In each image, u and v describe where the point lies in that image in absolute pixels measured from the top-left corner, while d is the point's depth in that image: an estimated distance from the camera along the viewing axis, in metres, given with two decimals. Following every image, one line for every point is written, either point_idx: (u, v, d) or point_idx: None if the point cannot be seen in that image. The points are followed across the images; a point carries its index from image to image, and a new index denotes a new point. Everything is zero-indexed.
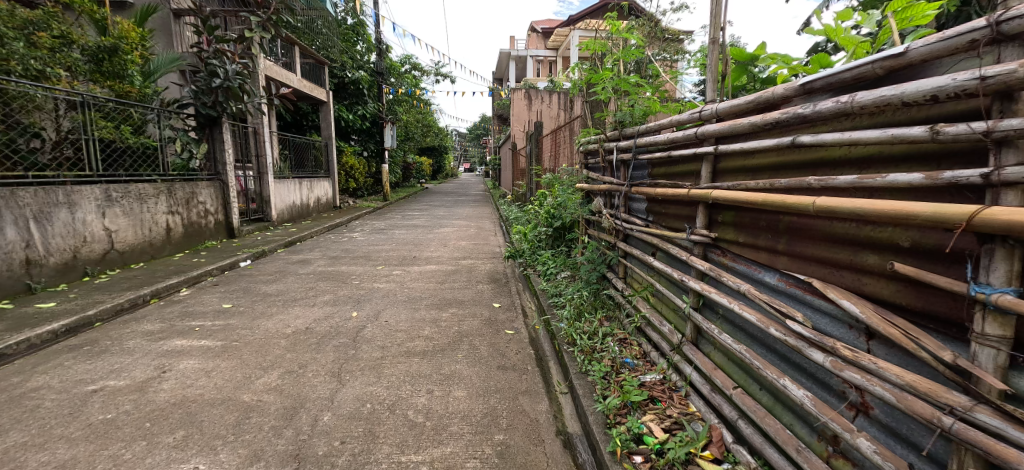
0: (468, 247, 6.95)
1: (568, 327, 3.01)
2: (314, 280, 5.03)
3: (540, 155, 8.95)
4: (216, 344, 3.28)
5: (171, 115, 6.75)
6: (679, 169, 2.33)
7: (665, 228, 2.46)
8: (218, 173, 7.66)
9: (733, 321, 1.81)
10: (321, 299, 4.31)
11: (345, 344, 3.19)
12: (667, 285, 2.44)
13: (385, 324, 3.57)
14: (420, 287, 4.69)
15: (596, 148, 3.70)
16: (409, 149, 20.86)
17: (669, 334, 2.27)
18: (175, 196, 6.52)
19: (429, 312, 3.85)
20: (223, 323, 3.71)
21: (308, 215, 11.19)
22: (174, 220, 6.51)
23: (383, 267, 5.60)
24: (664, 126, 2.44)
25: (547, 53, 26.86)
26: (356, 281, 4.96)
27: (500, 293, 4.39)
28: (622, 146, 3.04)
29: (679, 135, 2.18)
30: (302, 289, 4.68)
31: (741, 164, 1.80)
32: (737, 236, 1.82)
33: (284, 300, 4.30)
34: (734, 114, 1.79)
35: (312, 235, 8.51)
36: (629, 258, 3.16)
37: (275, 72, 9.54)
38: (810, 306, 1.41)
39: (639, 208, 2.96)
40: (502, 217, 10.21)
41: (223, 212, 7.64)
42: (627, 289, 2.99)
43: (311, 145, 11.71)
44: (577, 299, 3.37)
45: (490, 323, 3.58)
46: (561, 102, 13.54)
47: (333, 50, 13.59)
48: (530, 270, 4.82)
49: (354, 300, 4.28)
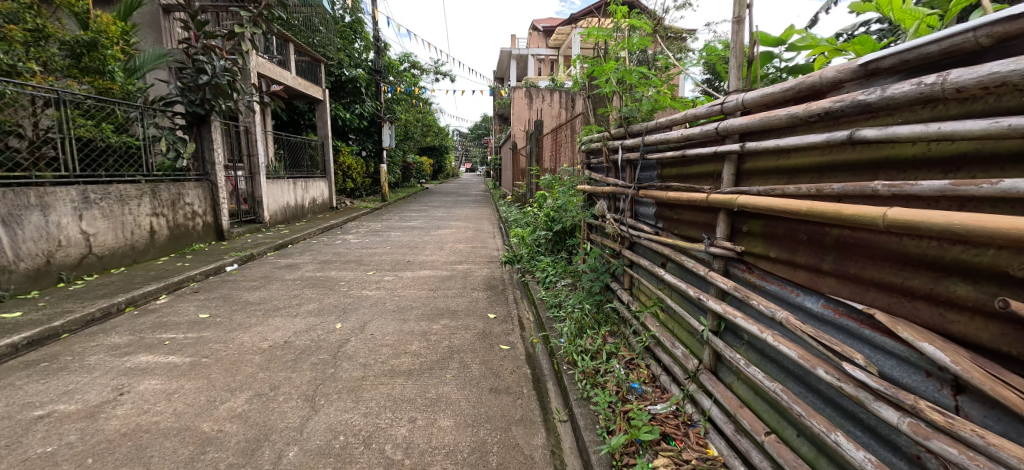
0: (464, 250, 6.66)
1: (569, 344, 2.73)
2: (300, 287, 4.75)
3: (540, 155, 8.66)
4: (184, 360, 3.00)
5: (157, 112, 6.47)
6: (693, 171, 2.05)
7: (679, 237, 2.18)
8: (207, 173, 7.40)
9: (762, 351, 1.54)
10: (305, 308, 4.03)
11: (324, 361, 2.91)
12: (679, 301, 2.17)
13: (369, 338, 3.28)
14: (411, 295, 4.41)
15: (599, 147, 3.43)
16: (409, 148, 20.59)
17: (683, 359, 1.99)
18: (159, 198, 6.26)
19: (418, 324, 3.56)
20: (195, 336, 3.44)
21: (302, 216, 10.92)
22: (159, 222, 6.25)
23: (374, 272, 5.32)
24: (676, 121, 2.16)
25: (548, 52, 26.63)
26: (344, 288, 4.68)
27: (496, 302, 4.11)
28: (629, 144, 2.76)
29: (695, 131, 1.90)
30: (286, 297, 4.40)
31: (772, 164, 1.52)
32: (766, 250, 1.54)
33: (265, 310, 4.02)
34: (765, 105, 1.52)
35: (305, 237, 8.23)
36: (635, 267, 2.88)
37: (268, 70, 9.28)
38: (870, 343, 1.14)
39: (647, 213, 2.67)
40: (502, 218, 9.93)
41: (211, 213, 7.38)
42: (634, 303, 2.71)
43: (306, 144, 11.44)
44: (578, 312, 3.09)
45: (483, 337, 3.30)
46: (563, 100, 13.27)
47: (330, 48, 13.31)
48: (529, 277, 4.54)
49: (339, 309, 4.00)
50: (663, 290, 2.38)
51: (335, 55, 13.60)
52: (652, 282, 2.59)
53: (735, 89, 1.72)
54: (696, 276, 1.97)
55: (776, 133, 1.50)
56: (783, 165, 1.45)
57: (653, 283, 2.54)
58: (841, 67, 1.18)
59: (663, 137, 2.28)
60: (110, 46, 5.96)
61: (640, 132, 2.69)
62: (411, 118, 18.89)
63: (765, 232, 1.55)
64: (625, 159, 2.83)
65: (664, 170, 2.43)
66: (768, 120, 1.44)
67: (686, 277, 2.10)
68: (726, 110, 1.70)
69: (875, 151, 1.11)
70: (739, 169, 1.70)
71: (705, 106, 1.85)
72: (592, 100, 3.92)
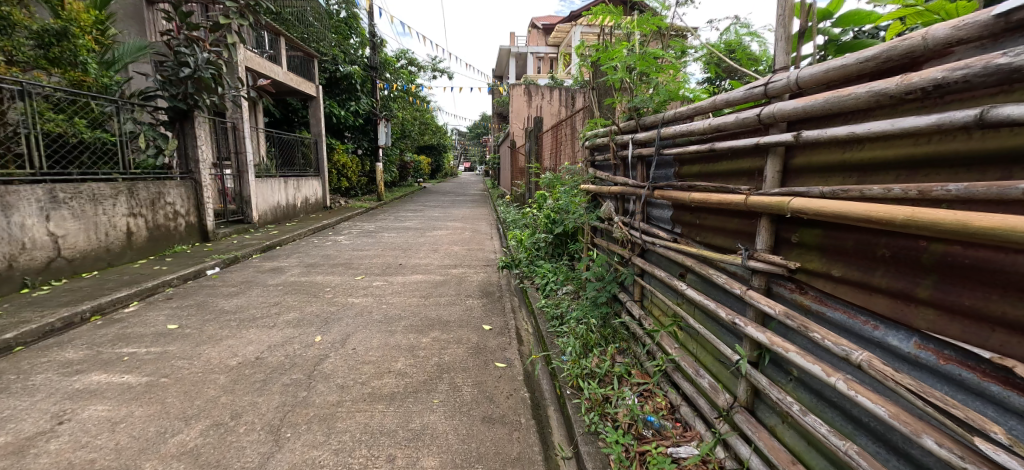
0: (460, 253, 6.34)
1: (573, 366, 2.41)
2: (281, 293, 4.42)
3: (540, 153, 8.33)
4: (140, 381, 2.68)
5: (135, 107, 6.12)
6: (721, 168, 1.74)
7: (703, 246, 1.85)
8: (191, 171, 7.07)
9: (819, 391, 1.25)
10: (284, 318, 3.70)
11: (296, 383, 2.58)
12: (702, 319, 1.87)
13: (350, 354, 2.95)
14: (401, 302, 4.08)
15: (606, 142, 3.11)
16: (406, 147, 20.24)
17: (711, 392, 1.68)
18: (137, 197, 5.92)
19: (406, 337, 3.23)
20: (159, 351, 3.11)
21: (294, 216, 10.57)
22: (137, 223, 5.92)
23: (363, 277, 4.99)
24: (699, 111, 1.85)
25: (548, 50, 26.34)
26: (330, 295, 4.35)
27: (492, 311, 3.79)
28: (640, 138, 2.43)
29: (727, 119, 1.58)
30: (265, 304, 4.07)
31: (836, 159, 1.21)
32: (825, 267, 1.24)
33: (240, 320, 3.69)
34: (829, 83, 1.21)
35: (294, 238, 7.91)
36: (645, 276, 2.58)
37: (257, 64, 8.95)
38: (999, 405, 0.86)
39: (662, 216, 2.35)
40: (500, 218, 9.62)
41: (195, 214, 7.04)
42: (646, 318, 2.39)
43: (298, 142, 11.09)
44: (582, 327, 2.77)
45: (477, 353, 2.97)
46: (563, 97, 12.95)
47: (324, 43, 12.97)
48: (527, 283, 4.22)
49: (321, 319, 3.67)
50: (681, 305, 2.08)
51: (330, 51, 13.25)
52: (665, 295, 2.30)
53: (781, 68, 1.41)
54: (724, 292, 1.67)
55: (842, 120, 1.19)
56: (853, 160, 1.15)
57: (668, 296, 2.25)
58: (958, 24, 0.89)
59: (682, 128, 1.95)
60: (81, 35, 5.60)
61: (654, 125, 2.37)
62: (408, 116, 18.54)
63: (824, 244, 1.25)
64: (634, 156, 2.50)
65: (682, 168, 2.12)
66: (837, 102, 1.13)
67: (710, 292, 1.80)
68: (770, 93, 1.39)
69: (1014, 138, 0.83)
70: (786, 164, 1.39)
71: (741, 89, 1.53)
72: (597, 92, 3.59)
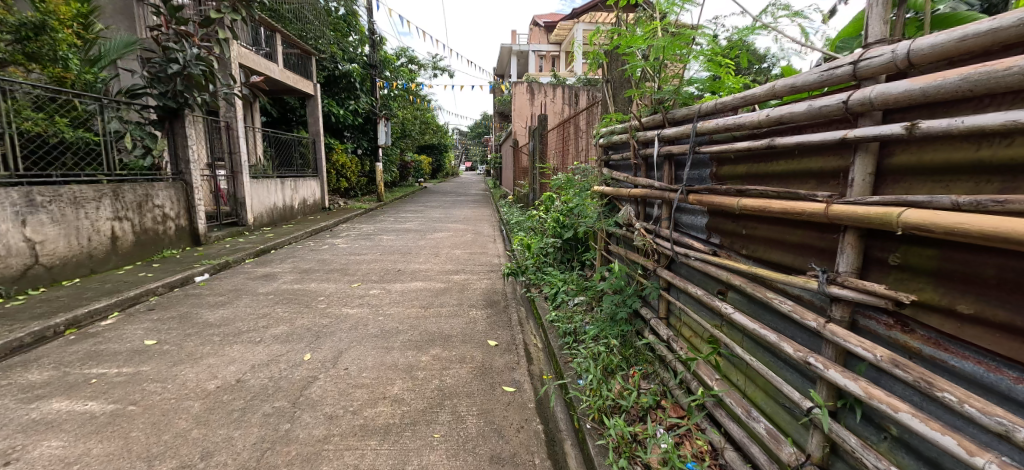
0: (462, 258, 6.03)
1: (593, 395, 2.11)
2: (271, 303, 4.12)
3: (545, 153, 8.00)
4: (105, 409, 2.39)
5: (120, 105, 5.84)
6: (779, 169, 1.44)
7: (754, 261, 1.55)
8: (181, 172, 6.79)
9: (928, 457, 0.98)
10: (271, 333, 3.39)
11: (279, 412, 2.29)
12: (752, 349, 1.57)
13: (341, 377, 2.65)
14: (399, 314, 3.77)
15: (623, 139, 2.81)
16: (406, 147, 19.96)
17: (770, 441, 1.38)
18: (123, 199, 5.64)
19: (404, 356, 2.93)
20: (131, 372, 2.82)
21: (291, 218, 10.28)
22: (123, 227, 5.63)
23: (359, 285, 4.69)
24: (748, 100, 1.55)
25: (550, 48, 26.08)
26: (323, 305, 4.04)
27: (497, 325, 3.48)
28: (668, 134, 2.12)
29: (794, 108, 1.28)
30: (253, 316, 3.76)
31: (965, 157, 0.92)
32: (947, 300, 0.95)
33: (224, 334, 3.40)
34: (958, 56, 0.93)
35: (290, 241, 7.62)
36: (671, 290, 2.30)
37: (251, 62, 8.65)
38: None
39: (694, 223, 2.06)
40: (503, 220, 9.31)
41: (185, 216, 6.75)
42: (676, 340, 2.10)
43: (296, 141, 10.79)
44: (600, 347, 2.47)
45: (482, 375, 2.67)
46: (567, 95, 12.63)
47: (321, 41, 12.67)
48: (535, 292, 3.93)
49: (312, 333, 3.37)
50: (718, 327, 1.81)
51: (327, 48, 12.95)
52: (696, 313, 2.02)
53: (874, 41, 1.11)
54: (783, 319, 1.39)
55: (975, 106, 0.91)
56: (996, 158, 0.88)
57: (700, 315, 1.96)
58: None
59: (724, 122, 1.65)
60: (61, 29, 5.31)
61: (685, 119, 2.07)
62: (408, 115, 18.23)
63: (945, 269, 0.96)
64: (660, 154, 2.19)
65: (720, 169, 1.82)
66: (983, 80, 0.85)
67: (760, 316, 1.52)
68: (859, 75, 1.09)
69: None
70: (880, 165, 1.09)
71: (814, 72, 1.23)
72: (612, 85, 3.28)
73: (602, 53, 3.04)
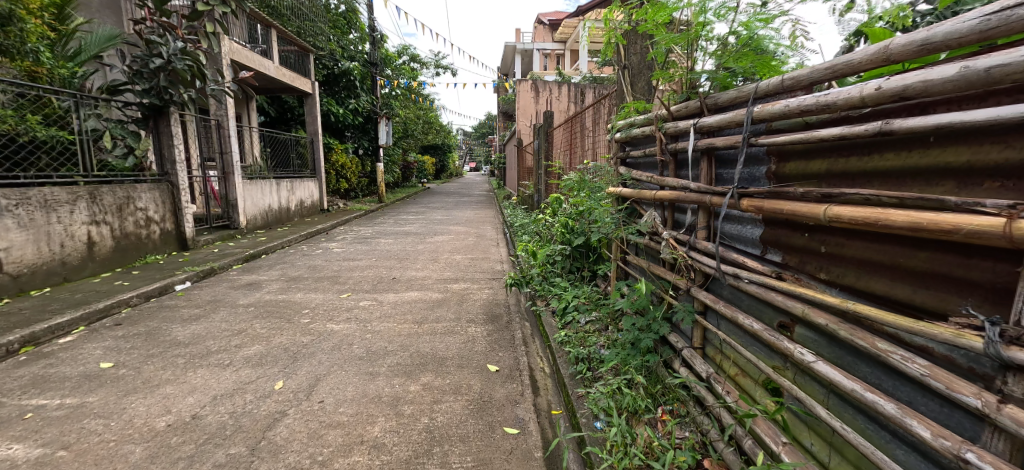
0: (463, 264, 5.62)
1: (617, 449, 1.70)
2: (250, 317, 3.72)
3: (551, 152, 7.58)
4: (30, 456, 2.01)
5: (98, 102, 5.47)
6: (886, 166, 1.05)
7: (847, 293, 1.16)
8: (166, 172, 6.40)
9: None
10: (243, 354, 2.99)
11: (234, 462, 1.90)
12: (841, 410, 1.19)
13: (314, 414, 2.25)
14: (390, 331, 3.35)
15: (643, 132, 2.40)
16: (408, 147, 19.59)
17: None
18: (101, 202, 5.28)
19: (390, 386, 2.51)
20: (74, 404, 2.44)
21: (287, 220, 9.90)
22: (101, 231, 5.28)
23: (349, 295, 4.31)
24: (836, 73, 1.18)
25: (556, 46, 25.73)
26: (307, 319, 3.64)
27: (499, 345, 3.06)
28: (706, 123, 1.71)
29: (932, 74, 0.91)
30: (227, 333, 3.38)
31: None
32: None
33: (191, 356, 3.01)
34: None
35: (283, 245, 7.25)
36: (708, 314, 1.90)
37: (244, 58, 8.27)
38: None
39: (743, 234, 1.64)
40: (507, 223, 8.92)
41: (171, 220, 6.39)
42: (720, 379, 1.70)
43: (293, 141, 10.46)
44: (622, 382, 2.07)
45: (480, 411, 2.26)
46: (573, 93, 12.23)
47: (320, 38, 12.31)
48: (541, 305, 3.53)
49: (290, 355, 2.97)
50: (781, 370, 1.43)
51: (327, 45, 12.58)
52: (745, 346, 1.64)
53: None
54: (897, 377, 1.02)
55: None
56: None
57: (752, 350, 1.58)
58: None
59: (795, 104, 1.25)
60: (32, 19, 5.04)
61: (730, 104, 1.66)
62: (410, 114, 17.83)
63: None
64: (696, 148, 1.79)
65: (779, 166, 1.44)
66: None
67: (853, 366, 1.14)
68: None
69: None
70: None
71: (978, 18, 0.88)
72: (630, 73, 2.87)
73: (620, 35, 2.64)
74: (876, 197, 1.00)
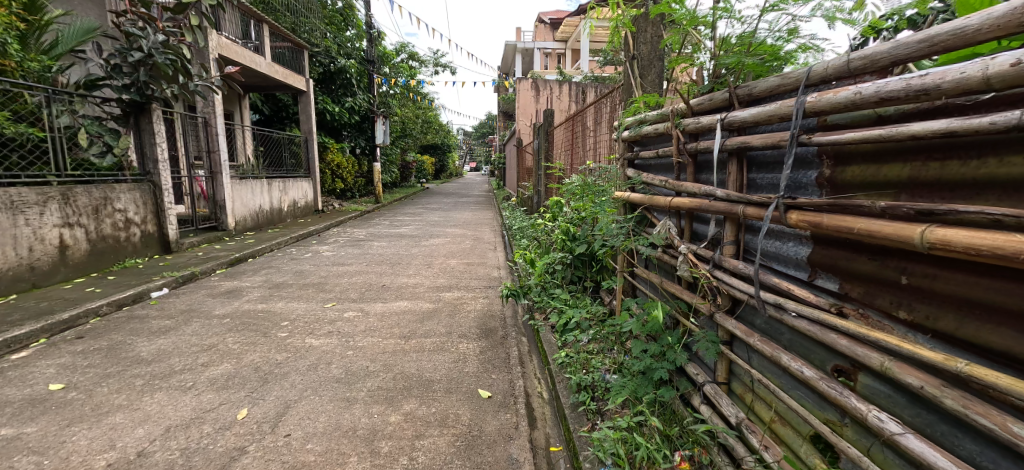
0: (458, 270, 5.33)
1: None
2: (223, 330, 3.42)
3: (551, 152, 7.26)
4: None
5: (73, 98, 5.17)
6: (1013, 174, 0.81)
7: (949, 346, 0.90)
8: (148, 172, 6.10)
9: None
10: (208, 375, 2.69)
11: None
12: None
13: (277, 451, 1.96)
14: (373, 348, 3.05)
15: (654, 130, 2.11)
16: (406, 146, 19.30)
17: None
18: (74, 203, 4.99)
19: (367, 416, 2.22)
20: (9, 436, 2.15)
21: (279, 221, 9.60)
22: (74, 234, 4.99)
23: (335, 304, 4.02)
24: (934, 45, 0.90)
25: (556, 45, 25.53)
26: (284, 333, 3.34)
27: (493, 365, 2.76)
28: (739, 118, 1.42)
29: None
30: (196, 349, 3.09)
31: None
32: None
33: (151, 376, 2.72)
34: None
35: (272, 248, 6.97)
36: (734, 344, 1.62)
37: (234, 54, 7.96)
38: None
39: (782, 253, 1.35)
40: (506, 225, 8.65)
41: (153, 222, 6.09)
42: (756, 428, 1.43)
43: (287, 140, 10.16)
44: (632, 421, 1.76)
45: (467, 449, 1.96)
46: (574, 92, 11.96)
47: (315, 34, 11.99)
48: (540, 319, 3.25)
49: (260, 376, 2.68)
50: (837, 426, 1.16)
51: (322, 42, 12.27)
52: (783, 387, 1.37)
53: None
54: None
55: None
56: None
57: (794, 395, 1.31)
58: None
59: (871, 90, 0.97)
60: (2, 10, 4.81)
61: (766, 95, 1.38)
62: (409, 113, 17.51)
63: None
64: (723, 149, 1.51)
65: (836, 170, 1.16)
66: None
67: (953, 442, 0.89)
68: None
69: None
70: None
71: None
72: (639, 64, 2.57)
73: (628, 20, 2.34)
74: (1013, 218, 0.75)
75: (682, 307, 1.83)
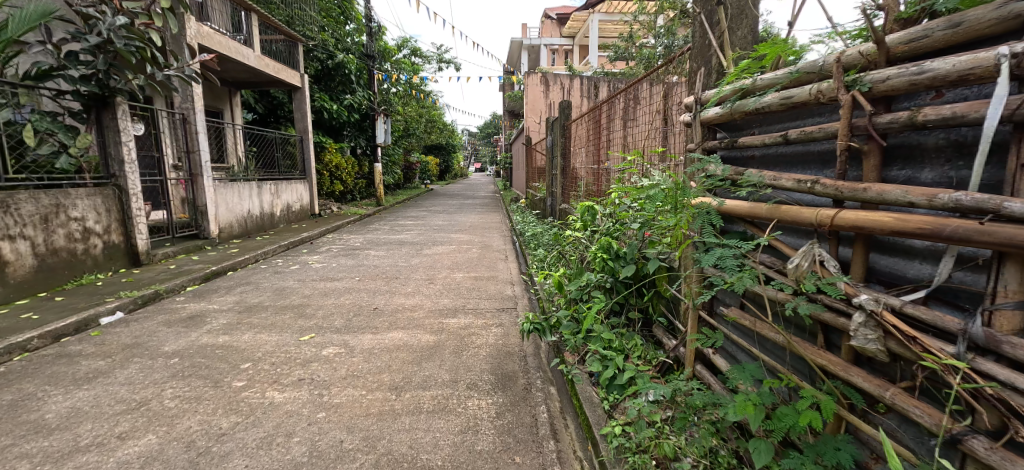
0: (466, 286, 4.56)
1: None
2: (165, 377, 2.66)
3: (568, 149, 6.45)
4: None
5: (17, 90, 4.47)
6: None
7: None
8: (112, 174, 5.35)
9: None
10: (120, 455, 1.95)
11: None
12: None
13: None
14: (352, 409, 2.26)
15: (776, 102, 1.29)
16: (409, 146, 18.54)
17: None
18: (18, 212, 4.27)
19: None
20: None
21: (270, 227, 8.84)
22: (17, 248, 4.26)
23: (314, 335, 3.26)
24: None
25: (563, 43, 24.77)
26: (241, 383, 2.57)
27: (516, 442, 1.97)
28: None
29: None
30: (121, 408, 2.34)
31: None
32: None
33: (43, 458, 1.96)
34: None
35: (258, 259, 6.23)
36: None
37: (217, 44, 7.23)
38: None
39: None
40: (517, 230, 7.87)
41: (120, 231, 5.38)
42: None
43: (282, 140, 9.44)
44: None
45: None
46: (587, 87, 11.17)
47: (311, 27, 11.27)
48: (574, 366, 2.46)
49: (191, 456, 1.93)
50: None
51: (318, 35, 11.55)
52: None
53: None
54: None
55: None
56: None
57: None
58: None
59: None
60: None
61: None
62: (411, 112, 16.73)
63: None
64: (1008, 116, 0.77)
65: None
66: None
67: None
68: None
69: None
70: None
71: None
72: (727, 15, 1.77)
73: None
74: None
75: (854, 397, 1.08)
